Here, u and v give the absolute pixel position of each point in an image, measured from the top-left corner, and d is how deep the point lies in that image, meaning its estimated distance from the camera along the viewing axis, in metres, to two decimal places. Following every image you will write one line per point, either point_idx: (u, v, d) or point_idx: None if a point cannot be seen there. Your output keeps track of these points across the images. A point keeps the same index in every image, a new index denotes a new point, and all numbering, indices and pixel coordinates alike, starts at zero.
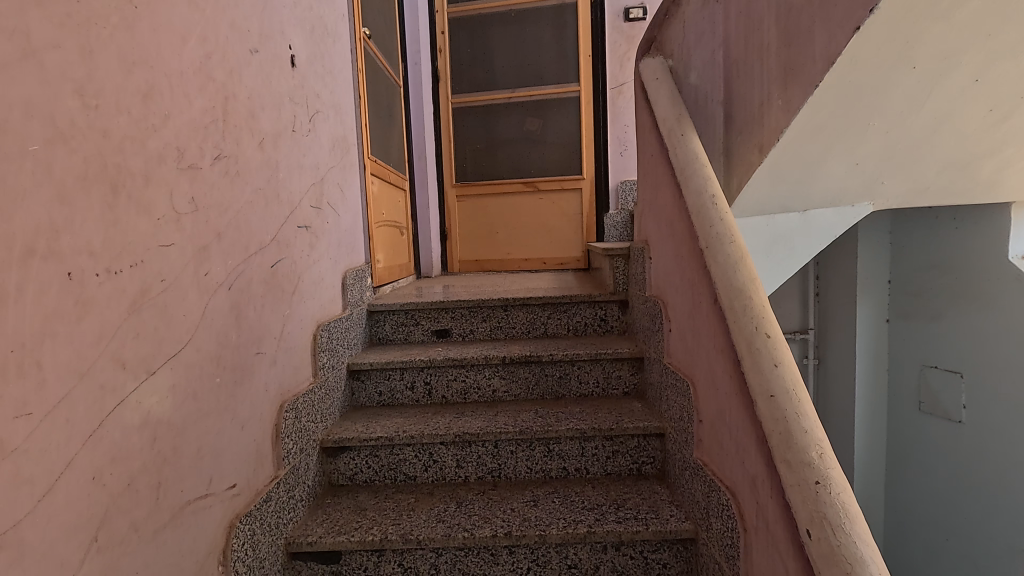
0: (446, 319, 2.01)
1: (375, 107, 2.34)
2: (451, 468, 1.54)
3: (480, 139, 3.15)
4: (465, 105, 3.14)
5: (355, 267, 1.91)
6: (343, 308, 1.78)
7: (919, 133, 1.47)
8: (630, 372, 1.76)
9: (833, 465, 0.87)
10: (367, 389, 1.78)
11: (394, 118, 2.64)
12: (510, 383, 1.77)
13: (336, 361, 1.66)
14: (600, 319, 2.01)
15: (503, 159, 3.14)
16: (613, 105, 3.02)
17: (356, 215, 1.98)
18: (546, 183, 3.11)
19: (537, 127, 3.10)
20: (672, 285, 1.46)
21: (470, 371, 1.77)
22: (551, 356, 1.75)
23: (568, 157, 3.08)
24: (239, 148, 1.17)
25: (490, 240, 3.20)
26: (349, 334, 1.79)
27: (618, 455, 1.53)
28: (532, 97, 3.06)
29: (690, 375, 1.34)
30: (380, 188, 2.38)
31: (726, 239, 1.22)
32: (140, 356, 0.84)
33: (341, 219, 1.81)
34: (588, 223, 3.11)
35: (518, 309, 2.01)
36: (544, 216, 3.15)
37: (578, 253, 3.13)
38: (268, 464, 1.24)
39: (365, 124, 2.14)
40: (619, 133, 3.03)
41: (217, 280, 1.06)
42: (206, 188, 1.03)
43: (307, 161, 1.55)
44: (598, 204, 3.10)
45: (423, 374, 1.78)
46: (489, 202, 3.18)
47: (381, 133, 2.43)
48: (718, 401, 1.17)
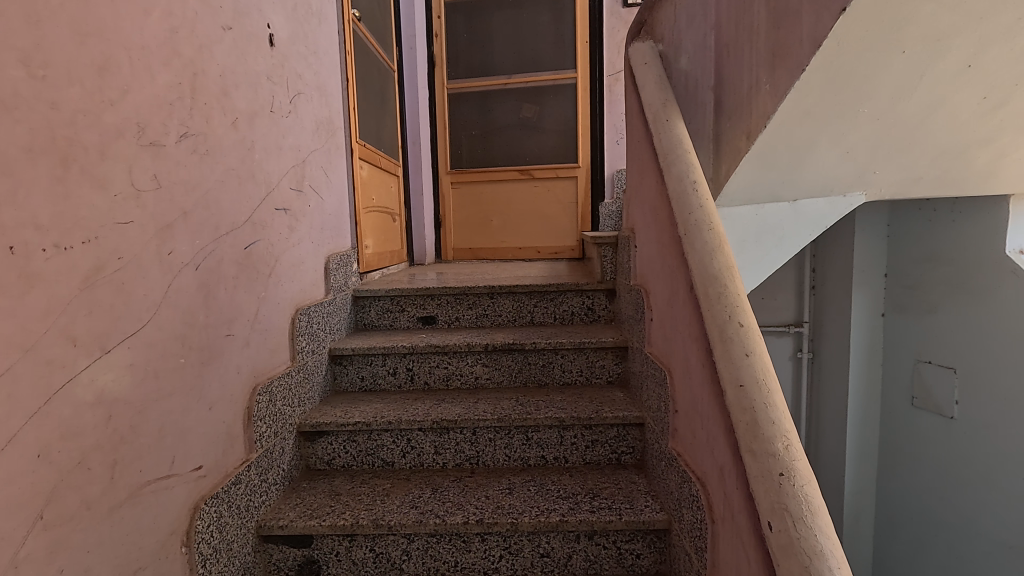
0: (432, 306, 2.00)
1: (365, 92, 2.31)
2: (429, 455, 1.53)
3: (476, 125, 3.12)
4: (460, 91, 3.10)
5: (340, 251, 1.90)
6: (326, 293, 1.77)
7: (910, 120, 1.44)
8: (614, 362, 1.74)
9: (799, 457, 0.85)
10: (349, 374, 1.77)
11: (386, 103, 2.62)
12: (492, 371, 1.76)
13: (316, 346, 1.65)
14: (587, 308, 1.98)
15: (498, 146, 3.11)
16: (609, 91, 2.95)
17: (341, 200, 1.96)
18: (541, 171, 3.08)
19: (534, 113, 3.06)
20: (654, 273, 1.43)
21: (452, 358, 1.76)
22: (534, 344, 1.73)
23: (563, 145, 3.05)
24: (210, 126, 1.15)
25: (484, 228, 3.18)
26: (331, 319, 1.77)
27: (597, 444, 1.52)
28: (528, 83, 3.03)
29: (667, 364, 1.32)
30: (370, 173, 2.36)
31: (705, 226, 1.19)
32: (92, 333, 0.83)
33: (325, 203, 1.79)
34: (583, 213, 3.08)
35: (504, 297, 1.99)
36: (539, 205, 3.11)
37: (573, 241, 3.10)
38: (239, 446, 1.23)
39: (353, 107, 2.11)
40: (615, 120, 2.97)
41: (183, 259, 1.05)
42: (170, 165, 1.02)
43: (287, 143, 1.53)
44: (593, 193, 3.06)
45: (404, 360, 1.76)
46: (484, 189, 3.15)
47: (372, 117, 2.41)
48: (691, 392, 1.15)
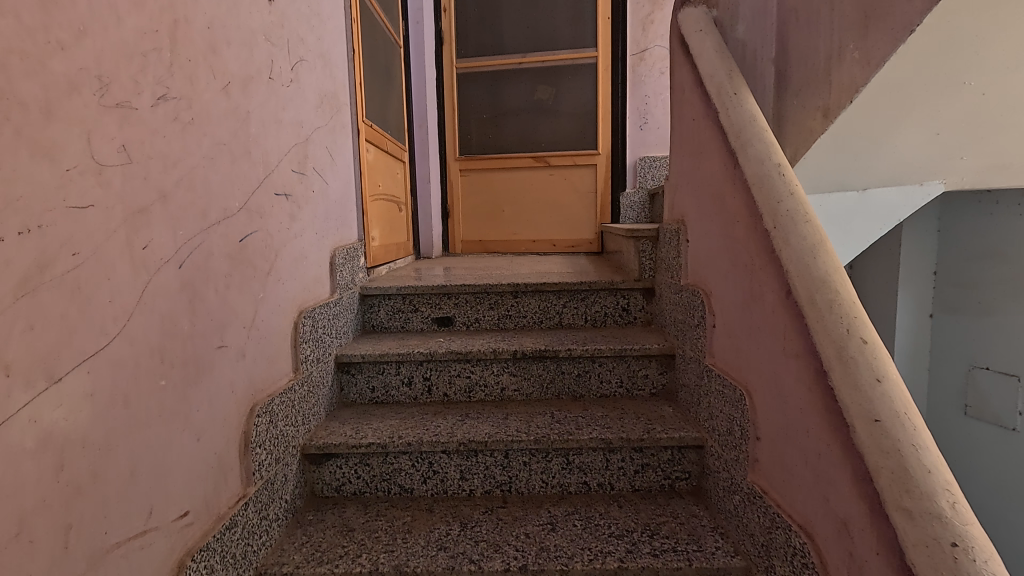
0: (449, 306, 1.79)
1: (370, 66, 2.08)
2: (454, 480, 1.33)
3: (486, 108, 2.89)
4: (471, 70, 2.87)
5: (346, 244, 1.68)
6: (331, 292, 1.55)
7: (1019, 92, 1.23)
8: (659, 372, 1.55)
9: (971, 521, 0.65)
10: (357, 384, 1.56)
11: (392, 81, 2.39)
12: (521, 381, 1.55)
13: (322, 354, 1.43)
14: (622, 308, 1.78)
15: (511, 131, 2.89)
16: (633, 72, 2.69)
17: (347, 186, 1.74)
18: (557, 158, 2.86)
19: (549, 96, 2.83)
20: (719, 273, 1.22)
21: (476, 366, 1.55)
22: (569, 350, 1.53)
23: (581, 129, 2.82)
24: (195, 89, 0.93)
25: (494, 219, 2.96)
26: (337, 322, 1.56)
27: (648, 469, 1.32)
28: (544, 62, 2.80)
29: (742, 380, 1.12)
30: (376, 157, 2.13)
31: (799, 217, 0.98)
32: (33, 355, 0.61)
33: (329, 188, 1.57)
34: (603, 203, 2.86)
35: (530, 296, 1.78)
36: (555, 194, 2.90)
37: (591, 234, 2.88)
38: (233, 480, 1.02)
39: (359, 82, 1.88)
40: (638, 103, 2.72)
41: (161, 253, 0.83)
42: (143, 134, 0.79)
43: (287, 117, 1.31)
44: (613, 182, 2.84)
45: (421, 369, 1.55)
46: (495, 177, 2.93)
47: (377, 95, 2.18)
48: (785, 419, 0.95)
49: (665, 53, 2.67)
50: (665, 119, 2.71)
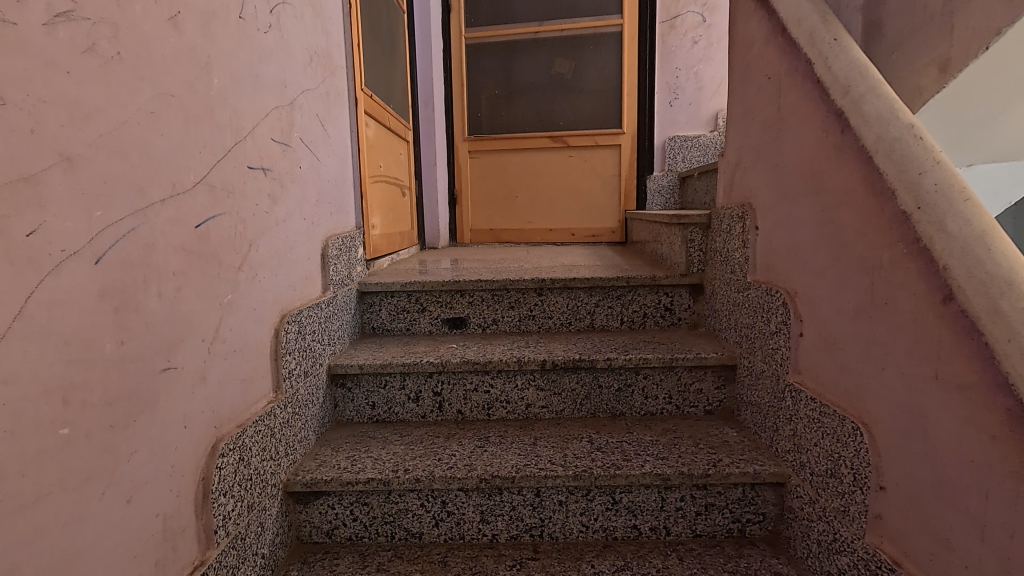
0: (462, 305, 1.53)
1: (371, 28, 1.80)
2: (472, 524, 1.08)
3: (499, 83, 2.62)
4: (482, 41, 2.59)
5: (341, 232, 1.42)
6: (324, 289, 1.29)
7: None
8: (715, 386, 1.29)
9: None
10: (354, 400, 1.31)
11: (395, 49, 2.11)
12: (551, 396, 1.30)
13: (311, 366, 1.18)
14: (664, 307, 1.52)
15: (526, 109, 2.61)
16: (663, 42, 2.39)
17: (343, 164, 1.47)
18: (576, 138, 2.58)
19: (569, 69, 2.55)
20: (812, 268, 0.97)
21: (496, 379, 1.30)
22: (609, 361, 1.27)
23: (604, 107, 2.55)
24: (125, 13, 0.67)
25: (507, 206, 2.68)
26: (331, 326, 1.30)
27: (714, 510, 1.07)
28: (563, 31, 2.52)
29: (852, 409, 0.86)
30: (378, 134, 1.86)
31: (957, 196, 0.72)
32: None
33: (322, 165, 1.31)
34: (627, 188, 2.57)
35: (557, 294, 1.52)
36: (574, 178, 2.62)
37: (615, 223, 2.61)
38: (187, 544, 0.76)
39: (358, 43, 1.61)
40: (668, 78, 2.43)
41: (61, 242, 0.56)
42: (27, 64, 0.53)
43: (267, 71, 1.04)
44: (639, 164, 2.55)
45: (431, 382, 1.30)
46: (507, 159, 2.65)
47: (378, 62, 1.91)
48: (936, 470, 0.69)
49: (699, 19, 2.36)
50: (697, 95, 2.42)
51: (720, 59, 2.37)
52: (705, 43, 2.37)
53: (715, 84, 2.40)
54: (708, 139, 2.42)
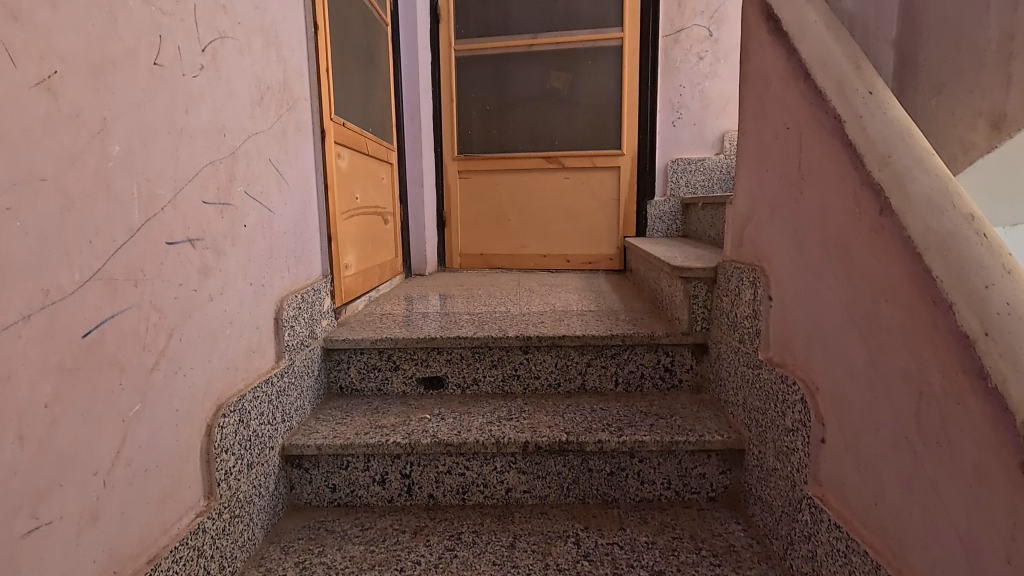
0: (439, 363, 1.37)
1: (342, 47, 1.63)
2: None
3: (490, 98, 2.43)
4: (472, 53, 2.41)
5: (303, 286, 1.26)
6: (277, 358, 1.13)
7: None
8: (720, 470, 1.14)
9: None
10: (313, 482, 1.16)
11: (374, 67, 1.95)
12: (534, 480, 1.15)
13: (257, 455, 1.03)
14: (664, 368, 1.37)
15: (518, 125, 2.43)
16: (666, 57, 2.25)
17: (305, 207, 1.31)
18: (572, 158, 2.40)
19: (565, 83, 2.36)
20: (840, 367, 0.81)
21: (472, 460, 1.15)
22: (601, 443, 1.11)
23: (603, 125, 2.36)
24: None
25: (499, 229, 2.51)
26: (285, 400, 1.14)
27: None
28: (559, 43, 2.33)
29: (888, 553, 0.70)
30: (352, 163, 1.69)
31: None
32: None
33: (275, 216, 1.15)
34: (626, 213, 2.40)
35: (545, 352, 1.36)
36: (570, 201, 2.44)
37: (613, 249, 2.43)
38: None
39: (326, 68, 1.44)
40: (672, 95, 2.28)
41: None
42: None
43: (198, 121, 0.88)
44: (640, 187, 2.38)
45: (399, 463, 1.15)
46: (499, 179, 2.48)
47: (354, 84, 1.74)
48: None
49: (706, 33, 2.22)
50: (702, 114, 2.27)
51: (726, 76, 2.24)
52: (711, 58, 2.23)
53: (721, 102, 2.26)
54: (715, 163, 2.28)
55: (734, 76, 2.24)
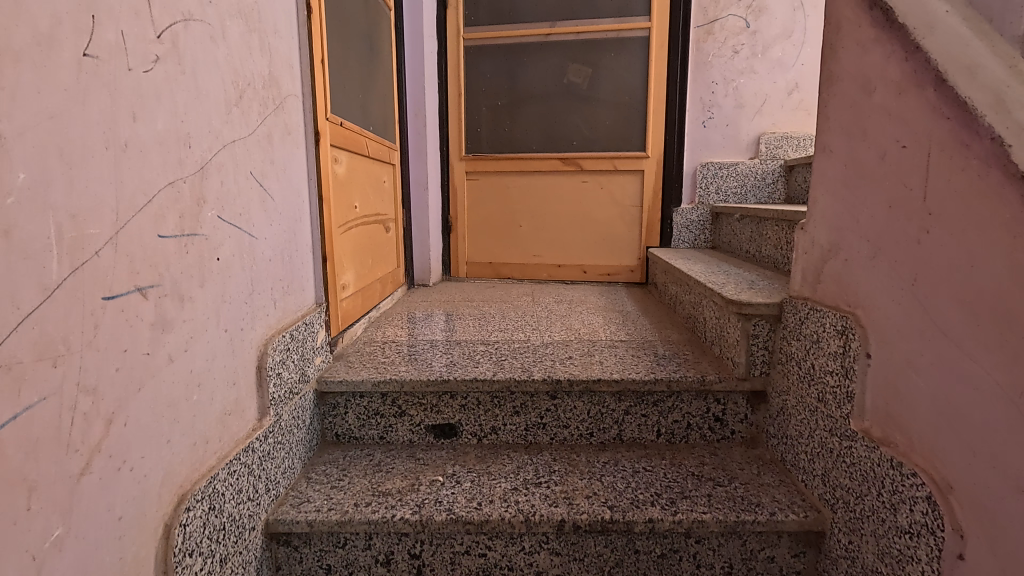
0: (452, 409, 1.17)
1: (339, 34, 1.41)
2: None
3: (502, 92, 2.21)
4: (483, 43, 2.19)
5: (291, 322, 1.05)
6: (260, 416, 0.93)
7: None
8: (792, 553, 0.95)
9: None
10: (303, 563, 0.96)
11: (376, 56, 1.73)
12: (570, 563, 0.96)
13: (233, 544, 0.82)
14: (714, 418, 1.18)
15: (533, 124, 2.21)
16: (698, 50, 2.05)
17: (295, 226, 1.10)
18: (591, 160, 2.18)
19: (585, 78, 2.14)
20: (995, 471, 0.62)
21: (496, 539, 0.95)
22: (653, 523, 0.92)
23: (626, 125, 2.14)
24: None
25: (509, 235, 2.31)
26: (271, 465, 0.94)
27: None
28: (579, 33, 2.11)
29: None
30: (349, 168, 1.48)
31: None
32: None
33: (258, 242, 0.93)
34: (649, 221, 2.18)
35: (576, 398, 1.17)
36: (588, 207, 2.23)
37: (634, 260, 2.23)
38: None
39: (320, 59, 1.22)
40: (703, 93, 2.07)
41: None
42: None
43: (154, 130, 0.66)
44: (665, 193, 2.16)
45: (407, 541, 0.95)
46: (510, 182, 2.27)
47: (351, 76, 1.52)
48: None
49: (743, 24, 2.00)
50: (737, 114, 2.06)
51: (763, 72, 2.02)
52: (748, 52, 2.02)
53: (758, 101, 2.05)
54: (749, 167, 2.07)
55: (772, 73, 2.02)
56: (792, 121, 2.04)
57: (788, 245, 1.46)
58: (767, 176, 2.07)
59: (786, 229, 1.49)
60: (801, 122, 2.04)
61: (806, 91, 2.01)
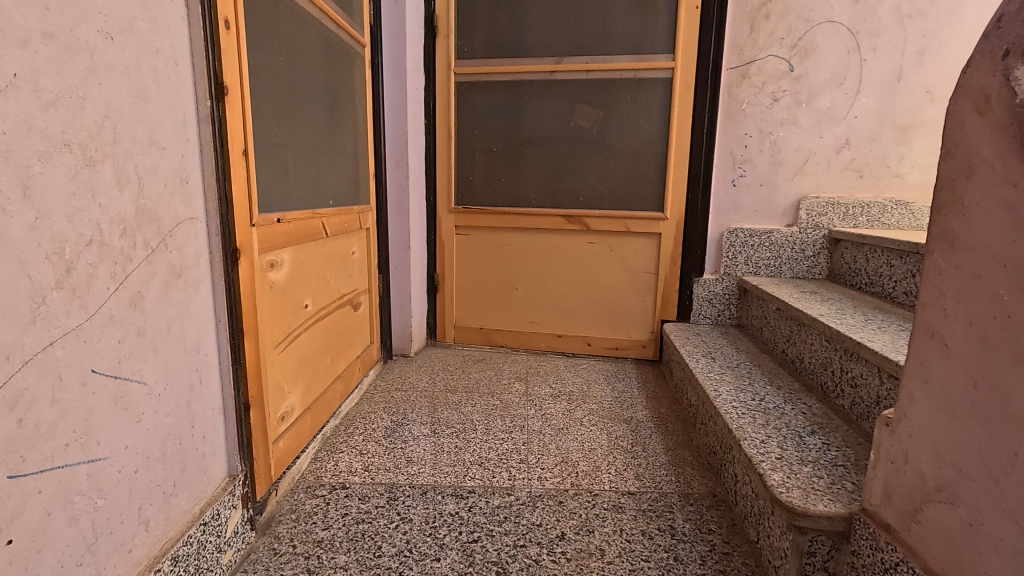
0: None
1: (282, 101, 1.11)
2: None
3: (499, 137, 1.90)
4: (478, 79, 1.88)
5: (178, 534, 0.77)
6: None
7: None
8: None
9: None
10: None
11: (343, 109, 1.43)
12: None
13: None
14: None
15: (534, 173, 1.90)
16: (729, 96, 1.73)
17: (195, 394, 0.81)
18: (600, 219, 1.87)
19: (594, 123, 1.83)
20: None
21: None
22: None
23: (641, 179, 1.83)
24: None
25: (503, 299, 2.01)
26: None
27: None
28: (588, 71, 1.80)
29: None
30: (296, 264, 1.18)
31: None
32: None
33: (110, 460, 0.65)
34: (666, 291, 1.87)
35: None
36: (595, 271, 1.92)
37: (647, 334, 1.92)
38: None
39: (243, 150, 0.92)
40: (734, 146, 1.75)
41: None
42: None
43: None
44: (685, 260, 1.85)
45: None
46: (506, 239, 1.97)
47: (305, 145, 1.22)
48: None
49: (784, 67, 1.68)
50: (773, 172, 1.74)
51: (807, 125, 1.70)
52: (789, 101, 1.70)
53: (799, 158, 1.72)
54: (785, 237, 1.75)
55: (818, 126, 1.69)
56: (840, 183, 1.71)
57: (845, 375, 1.15)
58: (807, 247, 1.74)
59: (841, 353, 1.17)
60: (851, 185, 1.71)
61: (857, 149, 1.68)
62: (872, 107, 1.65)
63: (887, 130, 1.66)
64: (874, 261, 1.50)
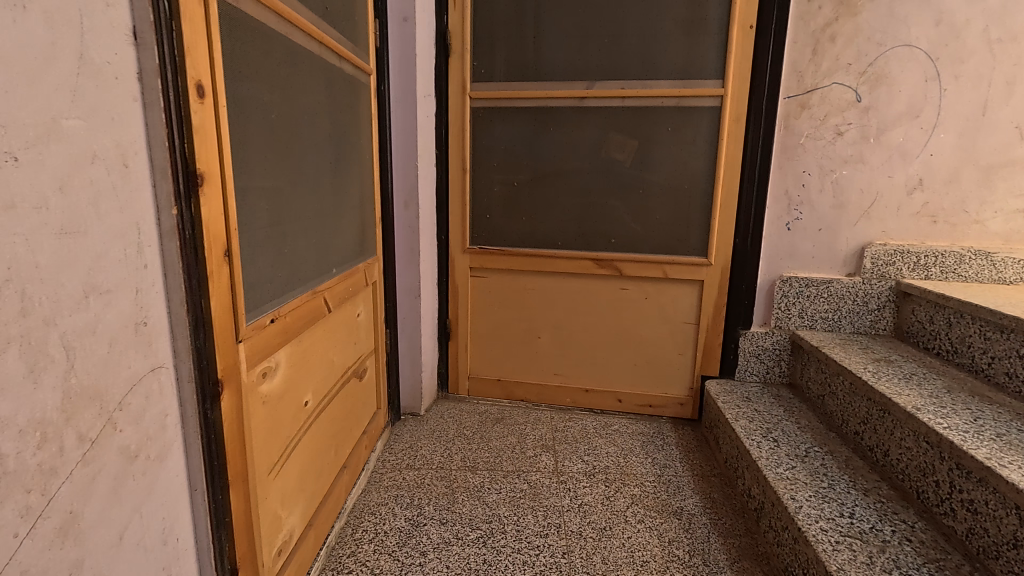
0: None
1: (276, 168, 0.89)
2: None
3: (520, 169, 1.68)
4: (497, 104, 1.65)
5: None
6: None
7: None
8: None
9: None
10: None
11: (347, 154, 1.21)
12: None
13: None
14: None
15: (560, 210, 1.68)
16: (787, 129, 1.51)
17: None
18: (635, 264, 1.66)
19: (630, 156, 1.61)
20: None
21: None
22: None
23: (683, 220, 1.62)
24: None
25: (524, 347, 1.81)
26: None
27: None
28: (625, 98, 1.57)
29: None
30: (296, 360, 0.97)
31: None
32: None
33: None
34: (708, 345, 1.67)
35: None
36: (628, 320, 1.72)
37: (685, 391, 1.73)
38: None
39: (225, 251, 0.70)
40: (790, 185, 1.54)
41: None
42: None
43: None
44: (730, 311, 1.65)
45: None
46: (527, 282, 1.76)
47: (306, 212, 1.00)
48: None
49: (851, 97, 1.46)
50: (833, 215, 1.54)
51: (876, 164, 1.49)
52: (856, 135, 1.48)
53: (865, 201, 1.52)
54: (845, 287, 1.55)
55: (889, 164, 1.48)
56: (911, 230, 1.51)
57: (956, 494, 0.96)
58: (870, 300, 1.54)
59: (950, 467, 0.98)
60: (923, 233, 1.51)
61: (932, 192, 1.48)
62: (952, 145, 1.44)
63: (968, 170, 1.45)
64: (959, 329, 1.30)
